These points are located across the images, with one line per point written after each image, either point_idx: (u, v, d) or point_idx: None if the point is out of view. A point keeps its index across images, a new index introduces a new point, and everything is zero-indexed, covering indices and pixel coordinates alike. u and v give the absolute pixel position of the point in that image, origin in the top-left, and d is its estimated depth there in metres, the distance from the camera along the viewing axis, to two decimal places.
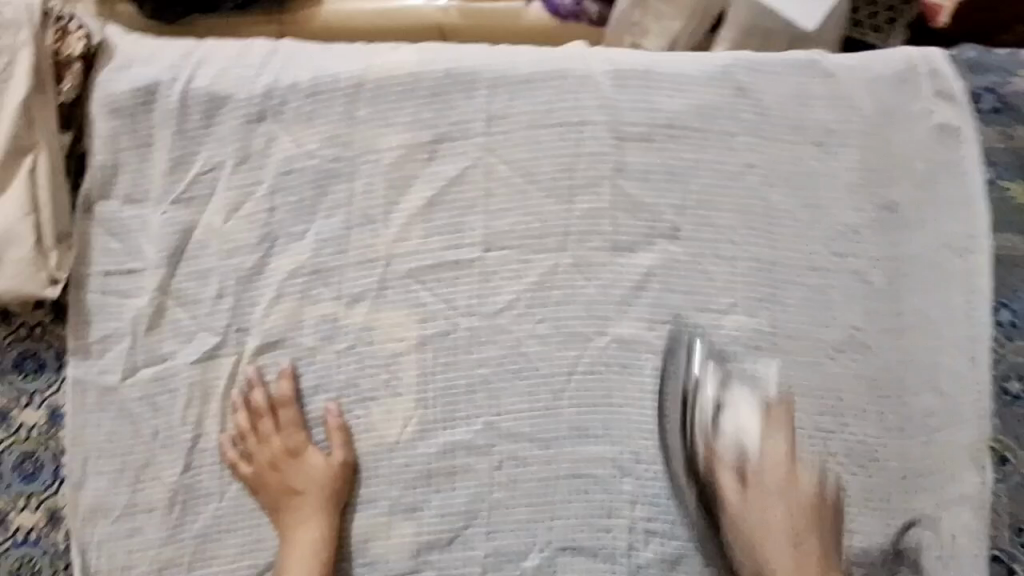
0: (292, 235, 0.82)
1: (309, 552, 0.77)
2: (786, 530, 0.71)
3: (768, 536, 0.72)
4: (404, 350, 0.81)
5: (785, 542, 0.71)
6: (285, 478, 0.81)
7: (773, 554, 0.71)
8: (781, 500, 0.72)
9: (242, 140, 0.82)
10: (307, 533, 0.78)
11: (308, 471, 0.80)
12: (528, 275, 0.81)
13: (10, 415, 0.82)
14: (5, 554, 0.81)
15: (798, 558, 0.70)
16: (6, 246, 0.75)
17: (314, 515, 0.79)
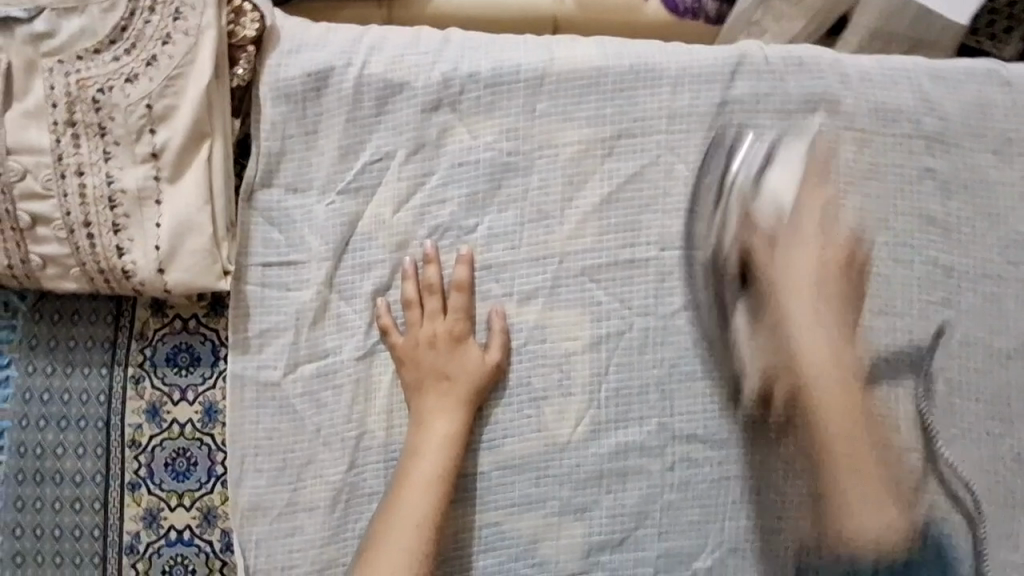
0: (463, 229, 0.80)
1: (442, 447, 0.76)
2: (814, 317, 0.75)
3: (791, 267, 0.75)
4: (578, 349, 0.80)
5: (864, 487, 0.73)
6: (438, 361, 0.78)
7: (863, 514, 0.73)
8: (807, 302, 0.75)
9: (416, 130, 0.79)
10: (443, 421, 0.77)
11: (465, 363, 0.78)
12: (704, 275, 0.80)
13: (163, 410, 0.80)
14: (159, 553, 0.79)
15: (824, 360, 0.74)
16: (183, 237, 0.71)
17: (454, 414, 0.77)
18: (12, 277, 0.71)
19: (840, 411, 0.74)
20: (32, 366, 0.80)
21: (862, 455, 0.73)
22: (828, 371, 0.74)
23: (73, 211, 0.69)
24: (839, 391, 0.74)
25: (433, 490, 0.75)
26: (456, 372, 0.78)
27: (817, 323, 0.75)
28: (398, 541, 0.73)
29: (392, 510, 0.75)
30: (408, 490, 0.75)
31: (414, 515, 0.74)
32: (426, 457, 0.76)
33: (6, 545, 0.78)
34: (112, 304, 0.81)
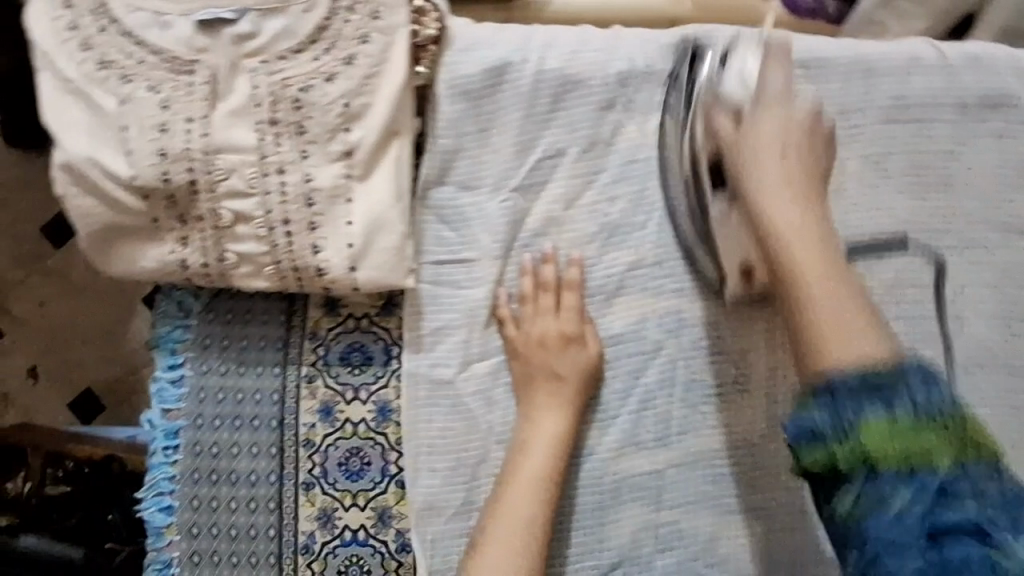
0: (633, 226, 0.80)
1: (551, 447, 0.75)
2: (814, 258, 0.60)
3: (795, 245, 0.61)
4: (756, 345, 0.81)
5: (834, 294, 0.59)
6: (547, 357, 0.77)
7: (829, 315, 0.59)
8: (796, 209, 0.62)
9: (590, 127, 0.80)
10: (555, 421, 0.76)
11: (570, 362, 0.77)
12: (882, 271, 0.79)
13: (335, 409, 0.80)
14: (334, 552, 0.79)
15: (838, 294, 0.59)
16: (376, 235, 0.72)
17: (565, 414, 0.77)
18: (204, 275, 0.72)
19: (839, 328, 0.58)
20: (206, 366, 0.81)
21: (853, 308, 0.58)
22: (813, 245, 0.61)
23: (273, 209, 0.69)
24: (833, 323, 0.58)
25: (543, 488, 0.74)
26: (562, 373, 0.77)
27: (833, 286, 0.60)
28: (502, 542, 0.72)
29: (500, 507, 0.74)
30: (516, 489, 0.74)
31: (521, 516, 0.73)
32: (535, 456, 0.75)
33: (185, 544, 0.80)
34: (286, 302, 0.81)
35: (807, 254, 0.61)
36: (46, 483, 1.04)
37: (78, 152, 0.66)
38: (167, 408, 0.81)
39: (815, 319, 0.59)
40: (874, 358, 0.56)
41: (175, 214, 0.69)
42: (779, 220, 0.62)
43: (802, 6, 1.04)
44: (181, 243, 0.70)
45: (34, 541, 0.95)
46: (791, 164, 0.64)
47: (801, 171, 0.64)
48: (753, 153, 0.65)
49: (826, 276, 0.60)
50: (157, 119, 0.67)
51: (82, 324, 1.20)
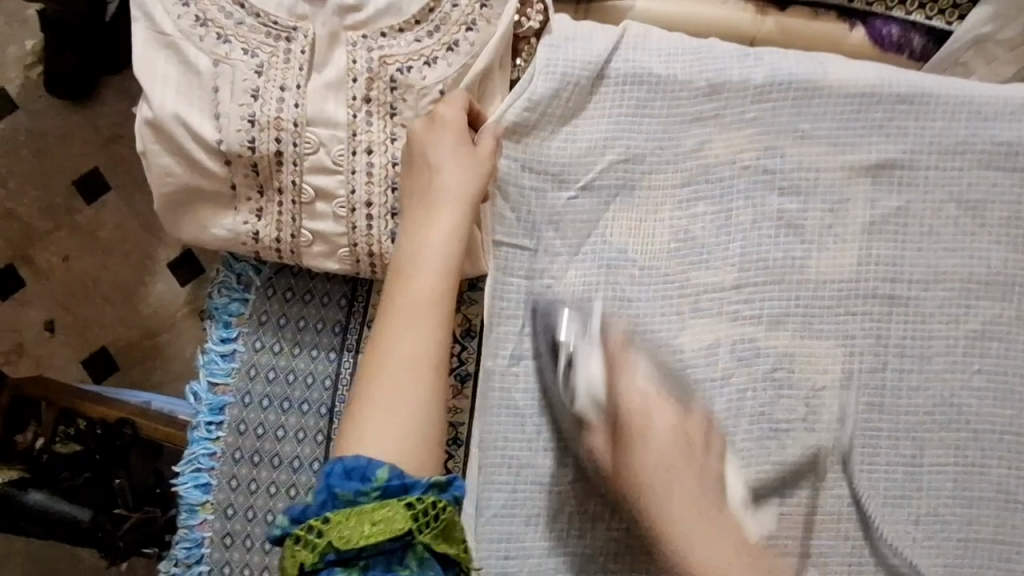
0: (716, 247, 0.77)
1: (430, 284, 0.60)
2: (687, 500, 0.64)
3: (692, 545, 0.63)
4: (828, 383, 0.76)
5: (687, 484, 0.65)
6: (422, 142, 0.64)
7: (668, 507, 0.64)
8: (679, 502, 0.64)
9: (676, 137, 0.77)
10: (445, 219, 0.62)
11: (436, 149, 0.64)
12: (969, 321, 0.76)
13: None
14: None
15: (692, 502, 0.64)
16: None
17: (450, 212, 0.63)
18: (275, 250, 0.70)
19: (711, 539, 0.63)
20: (260, 342, 0.79)
21: (708, 500, 0.65)
22: (693, 515, 0.64)
23: (356, 189, 0.67)
24: (703, 512, 0.64)
25: (421, 324, 0.58)
26: (438, 178, 0.64)
27: (696, 510, 0.64)
28: (390, 381, 0.55)
29: (381, 334, 0.58)
30: (396, 315, 0.58)
31: (408, 342, 0.57)
32: (421, 266, 0.60)
33: (218, 523, 0.77)
34: (347, 286, 0.79)
35: (680, 485, 0.65)
36: (56, 440, 1.03)
37: (164, 108, 0.64)
38: (215, 381, 0.78)
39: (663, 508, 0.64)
40: (708, 544, 0.63)
41: (254, 184, 0.67)
42: (677, 519, 0.64)
43: (887, 40, 0.97)
44: (256, 215, 0.68)
45: (40, 496, 0.91)
46: (684, 478, 0.65)
47: (697, 472, 0.66)
48: (654, 474, 0.65)
49: (684, 462, 0.66)
50: (251, 84, 0.65)
51: (103, 282, 1.16)
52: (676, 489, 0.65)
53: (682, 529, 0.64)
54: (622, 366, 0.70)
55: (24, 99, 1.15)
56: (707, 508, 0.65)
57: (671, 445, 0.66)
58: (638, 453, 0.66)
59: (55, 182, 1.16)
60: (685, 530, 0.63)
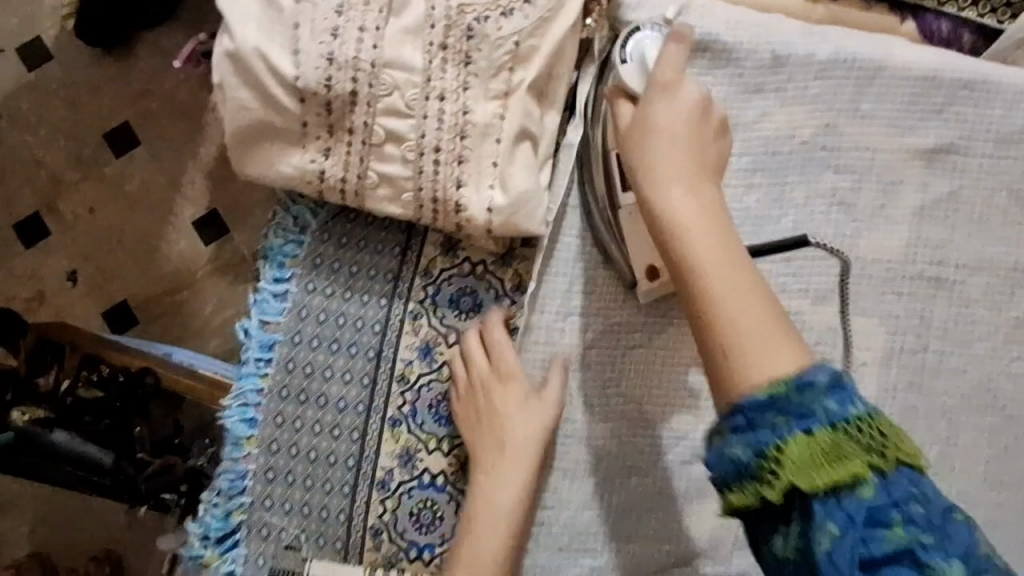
0: (768, 219, 0.78)
1: (516, 480, 0.72)
2: (723, 248, 0.48)
3: (731, 305, 0.46)
4: (868, 359, 0.77)
5: (724, 263, 0.48)
6: (495, 360, 0.76)
7: (730, 305, 0.47)
8: (706, 228, 0.49)
9: (735, 107, 0.79)
10: (527, 420, 0.74)
11: (505, 367, 0.75)
12: (1011, 309, 0.77)
13: (435, 350, 0.80)
14: (409, 493, 0.78)
15: (760, 310, 0.46)
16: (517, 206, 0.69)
17: (522, 419, 0.74)
18: (338, 191, 0.71)
19: (740, 285, 0.47)
20: (312, 285, 0.80)
21: (761, 288, 0.47)
22: (746, 295, 0.47)
23: (427, 135, 0.68)
24: (765, 325, 0.46)
25: (516, 478, 0.72)
26: (513, 405, 0.74)
27: (749, 294, 0.47)
28: (481, 534, 0.70)
29: (469, 539, 0.70)
30: (484, 516, 0.71)
31: (497, 518, 0.71)
32: (506, 464, 0.73)
33: (262, 458, 0.79)
34: (402, 236, 0.80)
35: (731, 279, 0.47)
36: (78, 385, 0.97)
37: (247, 43, 0.65)
38: (266, 320, 0.80)
39: (698, 250, 0.48)
40: (778, 362, 0.44)
41: (326, 122, 0.68)
42: (737, 316, 0.46)
43: (936, 35, 0.88)
44: (324, 153, 0.70)
45: (63, 436, 0.86)
46: (717, 233, 0.49)
47: (706, 205, 0.50)
48: (705, 233, 0.49)
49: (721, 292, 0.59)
50: (330, 24, 0.66)
51: (127, 235, 1.13)
52: (719, 341, 0.59)
53: (745, 321, 0.46)
54: (653, 88, 0.55)
55: (60, 47, 1.13)
56: (763, 322, 0.46)
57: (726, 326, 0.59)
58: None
59: (86, 130, 1.13)
60: (750, 313, 0.46)
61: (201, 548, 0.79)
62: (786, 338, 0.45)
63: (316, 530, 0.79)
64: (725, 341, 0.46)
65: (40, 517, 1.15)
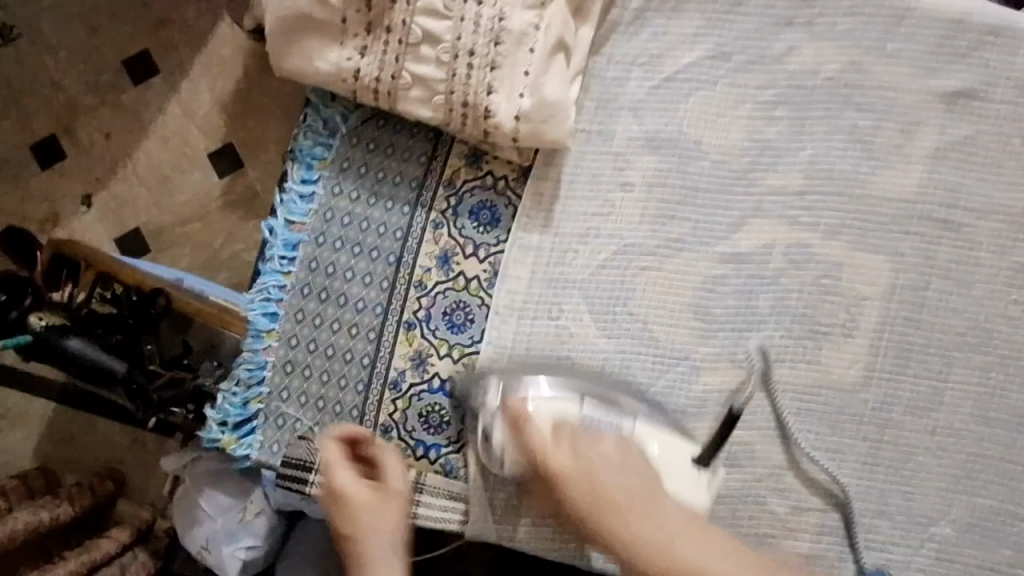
0: (786, 151, 0.81)
1: (394, 544, 0.66)
2: (642, 496, 0.63)
3: (692, 552, 0.59)
4: (870, 294, 0.80)
5: (639, 516, 0.62)
6: (352, 507, 0.67)
7: (642, 526, 0.61)
8: (643, 519, 0.61)
9: (763, 40, 0.80)
10: (395, 511, 0.68)
11: (364, 493, 0.68)
12: (1015, 253, 0.80)
13: (453, 259, 0.82)
14: (418, 397, 0.81)
15: (671, 518, 0.62)
16: (545, 116, 0.72)
17: (384, 506, 0.68)
18: (372, 91, 0.73)
19: (710, 543, 0.61)
20: (339, 188, 0.82)
21: (688, 520, 0.63)
22: (655, 522, 0.61)
23: (462, 38, 0.70)
24: (727, 556, 0.60)
25: None
26: (369, 510, 0.67)
27: (654, 518, 0.62)
28: None
29: None
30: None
31: None
32: (379, 535, 0.66)
33: (281, 351, 0.82)
34: (429, 146, 0.82)
35: (636, 501, 0.63)
36: (92, 300, 0.99)
37: None
38: (292, 220, 0.82)
39: (614, 519, 0.62)
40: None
41: (365, 20, 0.71)
42: (661, 537, 0.60)
43: None
44: (360, 51, 0.72)
45: (79, 345, 0.91)
46: (637, 486, 0.64)
47: (622, 466, 0.66)
48: (586, 476, 0.64)
49: (590, 446, 0.67)
50: None
51: (141, 166, 1.14)
52: (637, 519, 0.62)
53: (706, 560, 0.59)
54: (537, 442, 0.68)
55: None
56: None
57: (635, 496, 0.63)
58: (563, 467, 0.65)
59: (105, 56, 1.14)
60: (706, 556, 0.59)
61: (217, 432, 0.82)
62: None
63: (330, 423, 0.82)
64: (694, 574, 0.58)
65: (48, 433, 1.15)
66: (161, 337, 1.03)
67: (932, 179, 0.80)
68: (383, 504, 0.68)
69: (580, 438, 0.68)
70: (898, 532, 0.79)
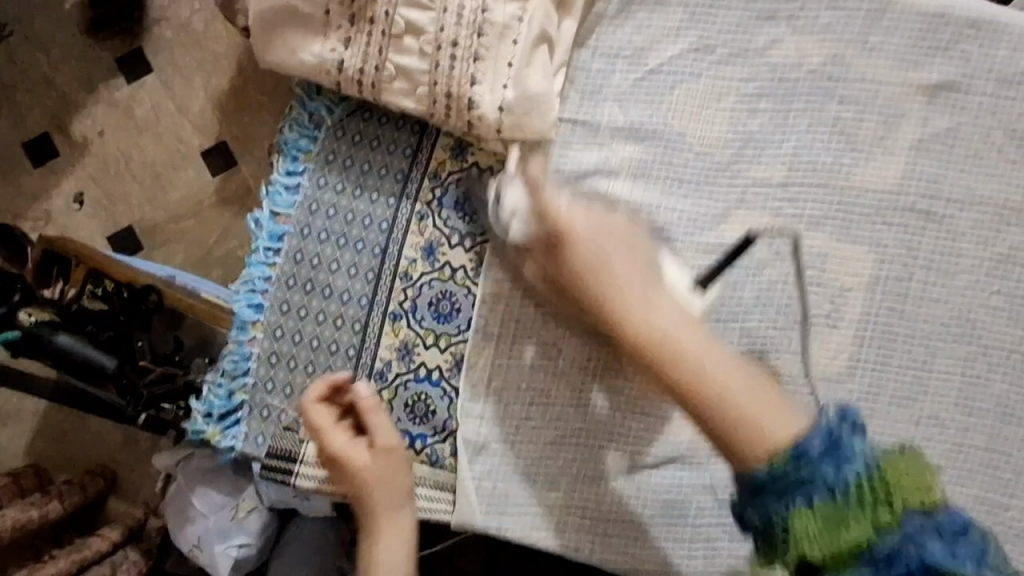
0: (769, 143, 0.81)
1: (395, 509, 0.67)
2: (642, 282, 0.60)
3: (722, 394, 0.54)
4: (853, 286, 0.81)
5: (633, 276, 0.60)
6: (347, 473, 0.68)
7: (639, 298, 0.59)
8: (685, 331, 0.56)
9: (746, 33, 0.81)
10: (403, 479, 0.69)
11: (360, 463, 0.68)
12: (998, 244, 0.80)
13: (438, 250, 0.82)
14: (405, 386, 0.81)
15: (681, 347, 0.56)
16: (529, 108, 0.72)
17: (387, 484, 0.68)
18: (356, 83, 0.73)
19: (722, 359, 0.55)
20: (324, 180, 0.83)
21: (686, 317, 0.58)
22: (705, 348, 0.55)
23: (445, 28, 0.70)
24: (755, 397, 0.54)
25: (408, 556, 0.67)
26: (366, 465, 0.68)
27: (690, 333, 0.57)
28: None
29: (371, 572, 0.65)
30: (387, 547, 0.66)
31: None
32: (391, 499, 0.68)
33: (267, 343, 0.82)
34: (414, 138, 0.83)
35: (631, 291, 0.60)
36: (83, 296, 0.98)
37: None
38: (278, 212, 0.83)
39: (620, 286, 0.60)
40: (788, 423, 0.52)
41: (348, 13, 0.72)
42: (694, 349, 0.56)
43: None
44: (344, 44, 0.72)
45: (66, 340, 0.89)
46: (631, 256, 0.62)
47: (634, 236, 0.64)
48: (591, 231, 0.63)
49: (624, 250, 0.63)
50: None
51: (132, 161, 1.14)
52: (631, 297, 0.60)
53: (742, 408, 0.53)
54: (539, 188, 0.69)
55: None
56: (767, 487, 0.54)
57: (635, 279, 0.60)
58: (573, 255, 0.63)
59: (95, 52, 1.14)
60: (717, 399, 0.54)
61: (202, 425, 0.83)
62: (789, 407, 0.54)
63: None
64: (710, 398, 0.54)
65: (40, 430, 1.16)
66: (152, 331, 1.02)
67: (914, 171, 0.80)
68: (366, 468, 0.68)
69: (597, 212, 0.67)
70: None
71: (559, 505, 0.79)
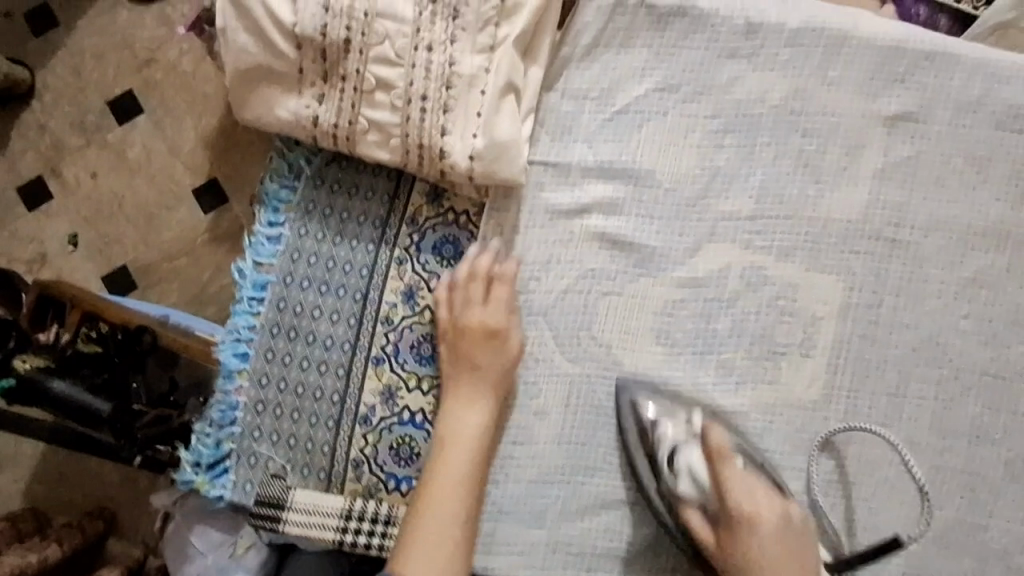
0: (737, 178, 0.83)
1: (480, 440, 0.78)
2: (758, 515, 0.71)
3: (782, 571, 0.69)
4: (825, 314, 0.82)
5: (765, 535, 0.70)
6: (468, 347, 0.79)
7: (760, 553, 0.70)
8: (769, 522, 0.70)
9: (710, 71, 0.83)
10: (475, 419, 0.78)
11: (491, 357, 0.79)
12: (963, 269, 0.82)
13: (417, 294, 0.84)
14: (390, 429, 0.83)
15: (774, 562, 0.69)
16: (499, 156, 0.74)
17: (486, 396, 0.79)
18: (331, 135, 0.76)
19: (786, 566, 0.69)
20: (304, 229, 0.85)
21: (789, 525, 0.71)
22: (784, 559, 0.69)
23: (414, 82, 0.73)
24: (783, 560, 0.69)
25: (468, 490, 0.76)
26: (485, 351, 0.79)
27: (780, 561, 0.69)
28: (449, 504, 0.75)
29: (437, 476, 0.76)
30: (445, 487, 0.75)
31: (449, 514, 0.74)
32: (467, 441, 0.77)
33: (252, 392, 0.84)
34: (391, 184, 0.85)
35: (763, 539, 0.70)
36: (79, 340, 0.98)
37: None
38: (260, 262, 0.85)
39: (745, 538, 0.71)
40: None
41: (320, 71, 0.74)
42: (761, 558, 0.70)
43: (914, 19, 0.95)
44: (318, 99, 0.75)
45: (66, 388, 0.88)
46: (779, 523, 0.70)
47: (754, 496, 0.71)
48: (762, 545, 0.70)
49: (783, 551, 0.69)
50: None
51: (122, 211, 1.16)
52: (750, 536, 0.70)
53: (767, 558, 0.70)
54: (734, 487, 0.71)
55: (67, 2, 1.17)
56: None
57: (768, 510, 0.70)
58: (742, 534, 0.71)
59: (85, 96, 1.16)
60: (771, 553, 0.69)
61: (191, 474, 0.84)
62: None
63: (302, 460, 0.83)
64: (757, 570, 0.70)
65: (33, 477, 1.16)
66: (148, 376, 1.03)
67: (879, 201, 0.82)
68: (479, 358, 0.79)
69: (746, 481, 0.72)
70: (863, 546, 0.80)
71: (546, 541, 0.81)
